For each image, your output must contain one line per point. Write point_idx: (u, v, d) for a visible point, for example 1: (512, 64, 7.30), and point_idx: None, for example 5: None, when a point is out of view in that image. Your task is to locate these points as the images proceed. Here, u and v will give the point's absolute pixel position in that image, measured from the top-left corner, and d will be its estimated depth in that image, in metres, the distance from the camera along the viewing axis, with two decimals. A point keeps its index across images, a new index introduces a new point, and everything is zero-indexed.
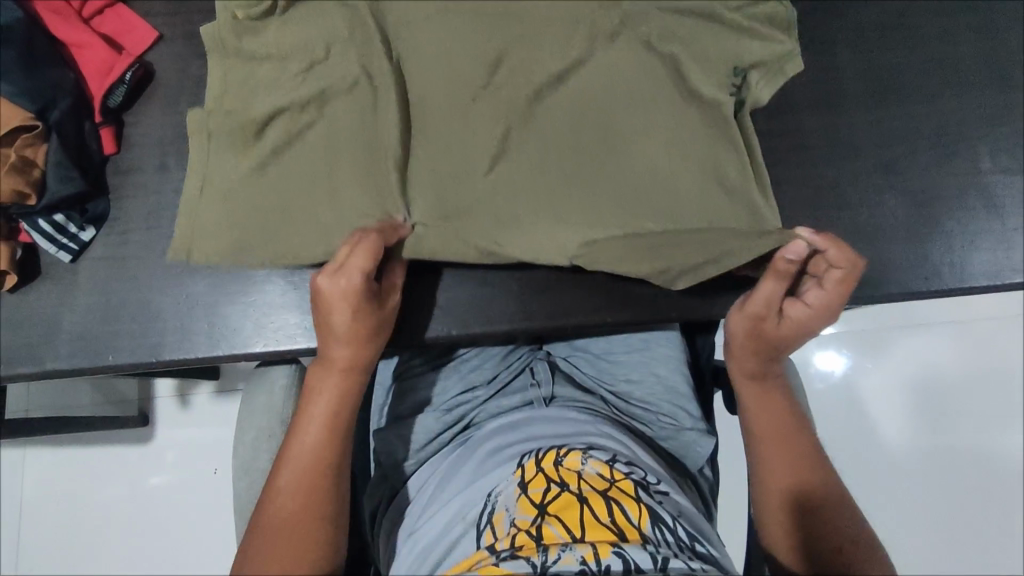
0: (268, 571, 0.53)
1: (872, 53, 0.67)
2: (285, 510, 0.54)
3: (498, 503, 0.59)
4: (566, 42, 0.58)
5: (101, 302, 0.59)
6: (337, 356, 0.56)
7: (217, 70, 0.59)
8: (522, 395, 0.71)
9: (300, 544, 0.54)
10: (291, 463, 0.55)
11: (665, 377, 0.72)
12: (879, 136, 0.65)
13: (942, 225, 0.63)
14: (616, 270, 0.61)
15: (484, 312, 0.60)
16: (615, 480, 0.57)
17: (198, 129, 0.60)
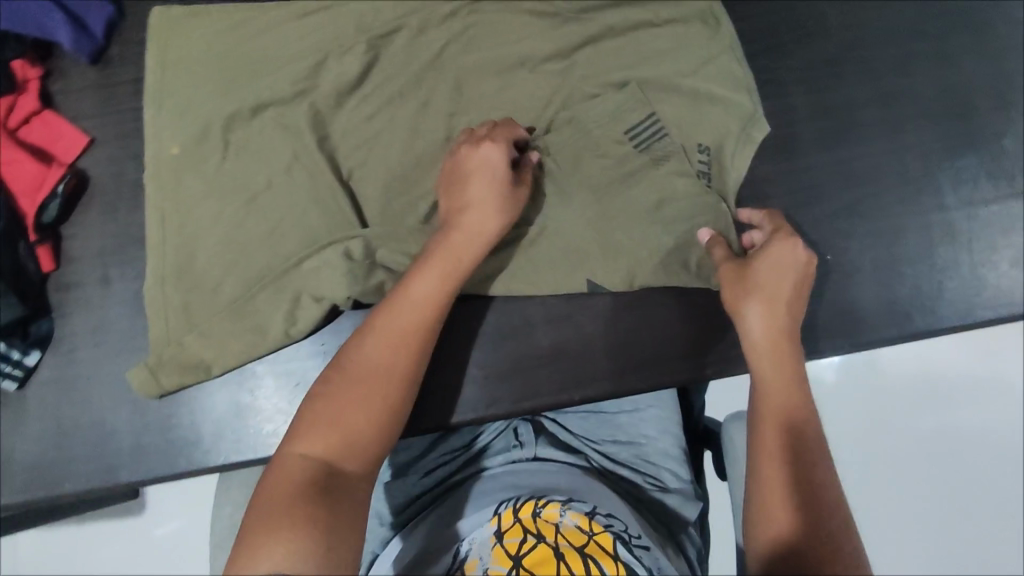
0: (327, 435, 0.46)
1: (823, 91, 0.65)
2: (347, 405, 0.47)
3: (472, 551, 0.56)
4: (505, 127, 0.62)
5: (53, 426, 0.57)
6: (467, 216, 0.55)
7: (160, 184, 0.61)
8: (503, 455, 0.69)
9: (355, 443, 0.47)
10: (381, 329, 0.51)
11: (654, 440, 0.74)
12: (838, 177, 0.63)
13: (906, 266, 0.62)
14: (580, 344, 0.60)
15: (447, 400, 0.58)
16: (594, 533, 0.56)
17: (147, 239, 0.60)
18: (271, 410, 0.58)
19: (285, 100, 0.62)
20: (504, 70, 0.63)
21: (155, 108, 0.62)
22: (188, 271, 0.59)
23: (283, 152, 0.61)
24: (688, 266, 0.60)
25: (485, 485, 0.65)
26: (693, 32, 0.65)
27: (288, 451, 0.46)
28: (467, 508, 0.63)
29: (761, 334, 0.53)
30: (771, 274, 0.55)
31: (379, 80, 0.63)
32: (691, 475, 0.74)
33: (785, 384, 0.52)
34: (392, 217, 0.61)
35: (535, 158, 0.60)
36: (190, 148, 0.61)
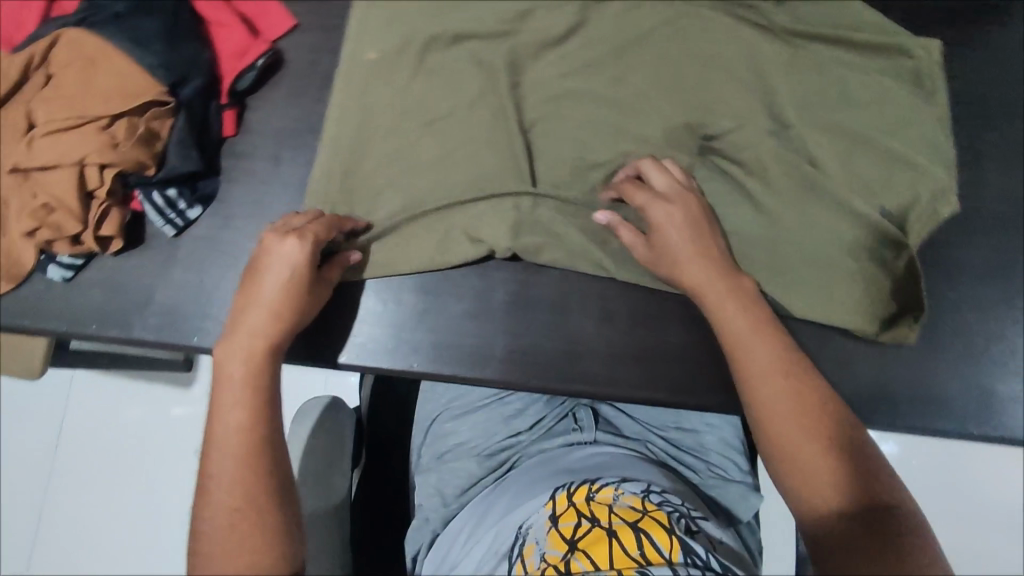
0: (230, 486, 0.46)
1: (1017, 175, 0.63)
2: (224, 491, 0.46)
3: (529, 535, 0.56)
4: (693, 118, 0.62)
5: (195, 281, 0.59)
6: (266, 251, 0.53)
7: (350, 83, 0.62)
8: (563, 438, 0.70)
9: (247, 483, 0.46)
10: (224, 407, 0.48)
11: (715, 432, 0.73)
12: (1007, 264, 0.62)
13: None
14: (710, 353, 0.59)
15: (567, 370, 0.58)
16: (647, 512, 0.54)
17: (325, 131, 0.61)
18: (388, 333, 0.59)
19: (488, 36, 0.63)
20: (705, 66, 0.63)
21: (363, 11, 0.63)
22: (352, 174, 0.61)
23: (473, 86, 0.62)
24: (849, 309, 0.58)
25: (540, 470, 0.66)
26: (902, 83, 0.63)
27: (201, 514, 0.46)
28: (527, 491, 0.63)
29: (759, 364, 0.50)
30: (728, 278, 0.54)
31: (582, 43, 0.63)
32: (752, 469, 0.74)
33: (817, 453, 0.46)
34: (561, 176, 0.61)
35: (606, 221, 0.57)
36: (385, 58, 0.62)
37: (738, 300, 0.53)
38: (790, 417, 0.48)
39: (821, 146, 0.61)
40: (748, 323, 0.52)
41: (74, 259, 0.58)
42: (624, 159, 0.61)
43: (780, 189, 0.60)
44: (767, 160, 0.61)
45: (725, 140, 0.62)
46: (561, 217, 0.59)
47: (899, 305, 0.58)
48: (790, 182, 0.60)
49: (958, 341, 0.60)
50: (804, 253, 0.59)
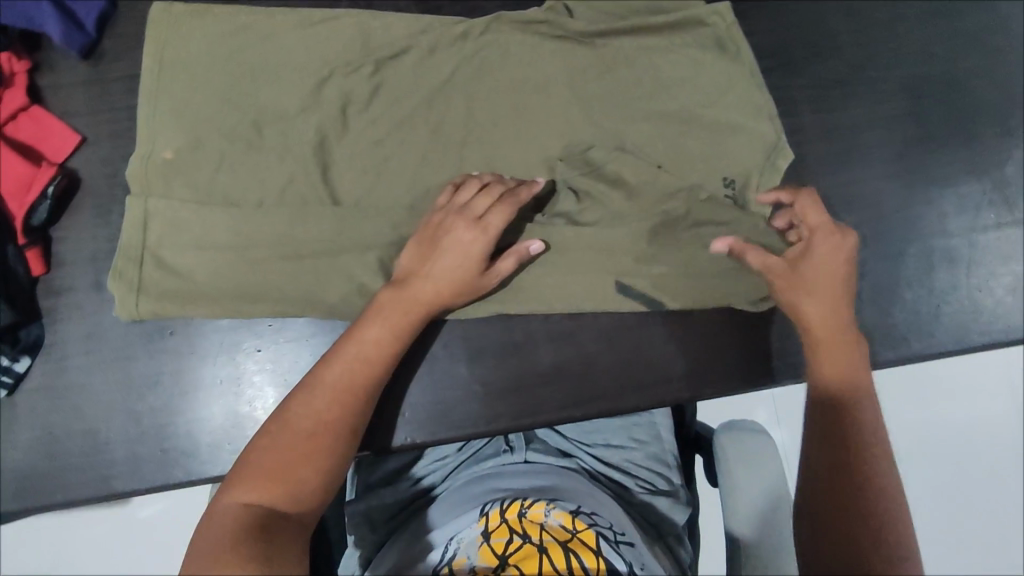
0: (269, 484, 0.46)
1: (828, 110, 0.65)
2: (254, 485, 0.46)
3: (460, 548, 0.58)
4: (511, 138, 0.62)
5: (45, 434, 0.56)
6: (415, 287, 0.55)
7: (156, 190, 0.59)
8: (493, 460, 0.70)
9: (289, 485, 0.46)
10: (316, 393, 0.50)
11: (646, 445, 0.74)
12: (843, 201, 0.64)
13: (905, 291, 0.62)
14: (584, 363, 0.59)
15: (450, 418, 0.58)
16: (577, 530, 0.57)
17: (139, 243, 0.58)
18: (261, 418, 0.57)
19: (290, 106, 0.61)
20: (512, 82, 0.63)
21: (152, 110, 0.60)
22: (184, 284, 0.58)
23: (288, 163, 0.60)
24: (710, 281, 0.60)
25: (471, 488, 0.65)
26: (707, 53, 0.64)
27: (227, 498, 0.45)
28: (456, 509, 0.63)
29: (824, 288, 0.56)
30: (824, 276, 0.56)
31: (389, 90, 0.62)
32: (683, 483, 0.74)
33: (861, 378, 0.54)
34: (397, 228, 0.60)
35: (533, 250, 0.57)
36: (183, 156, 0.60)
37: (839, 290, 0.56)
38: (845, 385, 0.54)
39: (639, 133, 0.62)
40: (831, 298, 0.56)
41: None
42: None
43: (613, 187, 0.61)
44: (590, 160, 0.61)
45: (551, 152, 0.62)
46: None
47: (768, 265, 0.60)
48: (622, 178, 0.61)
49: None
50: (649, 239, 0.60)
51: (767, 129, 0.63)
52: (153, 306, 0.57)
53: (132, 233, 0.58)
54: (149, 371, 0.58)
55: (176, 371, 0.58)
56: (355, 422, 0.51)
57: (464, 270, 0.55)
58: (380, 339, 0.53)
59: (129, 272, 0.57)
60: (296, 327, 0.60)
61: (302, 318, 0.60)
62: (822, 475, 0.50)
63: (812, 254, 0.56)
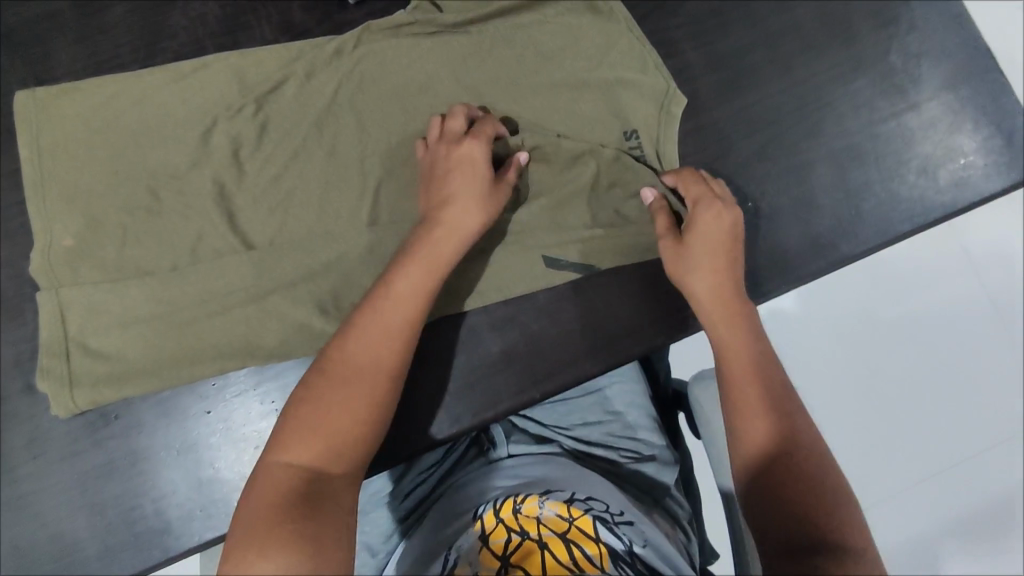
0: (315, 441, 0.46)
1: (709, 43, 0.66)
2: (299, 443, 0.46)
3: (460, 557, 0.56)
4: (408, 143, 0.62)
5: (12, 548, 0.55)
6: (439, 225, 0.54)
7: (65, 278, 0.58)
8: (477, 461, 0.69)
9: (338, 443, 0.47)
10: (353, 341, 0.50)
11: (622, 415, 0.74)
12: (744, 125, 0.65)
13: (822, 199, 0.63)
14: (529, 345, 0.60)
15: (408, 427, 0.57)
16: (574, 518, 0.56)
17: (61, 336, 0.57)
18: (228, 478, 0.57)
19: (180, 165, 0.60)
20: (396, 89, 0.62)
21: (40, 199, 0.58)
22: (117, 367, 0.57)
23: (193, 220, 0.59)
24: (633, 234, 0.61)
25: (460, 495, 0.64)
26: (579, 16, 0.65)
27: (277, 454, 0.46)
28: (445, 520, 0.62)
29: (701, 220, 0.57)
30: (709, 240, 0.56)
31: (277, 126, 0.61)
32: (667, 441, 0.74)
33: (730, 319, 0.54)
34: (315, 258, 0.59)
35: (523, 159, 0.59)
36: (84, 239, 0.58)
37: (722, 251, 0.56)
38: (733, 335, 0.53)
39: (532, 108, 0.63)
40: (717, 229, 0.57)
41: None
42: (363, 214, 0.60)
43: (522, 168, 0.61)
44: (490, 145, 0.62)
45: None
46: (336, 301, 0.59)
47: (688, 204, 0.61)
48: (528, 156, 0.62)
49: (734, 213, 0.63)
50: (562, 211, 0.61)
51: (652, 77, 0.64)
52: (87, 395, 0.56)
53: (51, 329, 0.57)
54: (102, 459, 0.57)
55: (131, 454, 0.57)
56: (399, 367, 0.50)
57: (478, 172, 0.56)
58: (413, 297, 0.52)
59: (56, 368, 0.56)
60: (238, 384, 0.59)
61: (244, 370, 0.59)
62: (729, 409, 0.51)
63: (699, 218, 0.57)
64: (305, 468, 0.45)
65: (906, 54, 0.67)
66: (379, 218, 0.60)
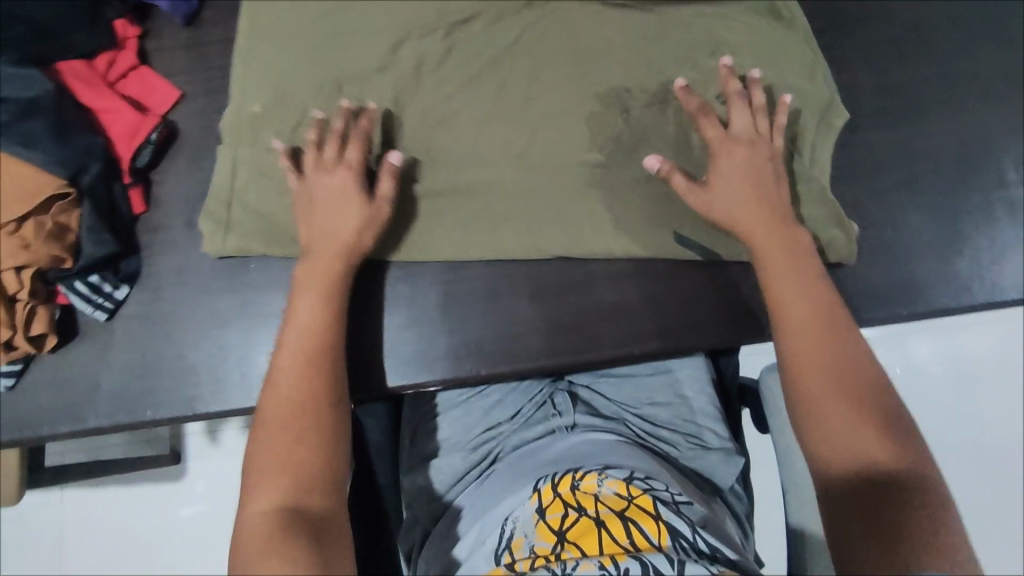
0: (278, 479, 0.49)
1: (882, 69, 0.67)
2: (271, 457, 0.50)
3: (517, 529, 0.56)
4: (574, 95, 0.65)
5: (137, 357, 0.60)
6: (342, 224, 0.58)
7: (246, 139, 0.64)
8: (542, 426, 0.69)
9: (286, 464, 0.49)
10: (280, 370, 0.53)
11: (690, 400, 0.73)
12: (897, 154, 0.65)
13: (965, 241, 0.63)
14: (642, 304, 0.61)
15: (512, 351, 0.60)
16: (634, 497, 0.55)
17: (229, 188, 0.63)
18: None
19: (368, 65, 0.66)
20: (577, 45, 0.66)
21: (244, 67, 0.65)
22: (269, 226, 0.62)
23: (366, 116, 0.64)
24: None
25: (524, 459, 0.65)
26: (761, 18, 0.67)
27: (249, 511, 0.48)
28: (512, 482, 0.62)
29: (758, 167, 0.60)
30: (772, 189, 0.59)
31: (459, 52, 0.66)
32: (730, 432, 0.73)
33: (808, 310, 0.54)
34: (464, 175, 0.63)
35: (395, 160, 0.59)
36: (271, 112, 0.64)
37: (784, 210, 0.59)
38: (819, 331, 0.53)
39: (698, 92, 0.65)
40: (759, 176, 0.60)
41: (11, 366, 0.58)
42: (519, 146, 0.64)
43: (676, 144, 0.64)
44: (651, 114, 0.64)
45: (614, 108, 0.64)
46: (473, 218, 0.62)
47: (836, 210, 0.62)
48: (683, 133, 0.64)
49: (873, 232, 0.63)
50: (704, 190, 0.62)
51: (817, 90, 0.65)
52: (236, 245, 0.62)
53: (224, 178, 0.63)
54: (234, 303, 0.62)
55: (258, 305, 0.62)
56: (326, 368, 0.54)
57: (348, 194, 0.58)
58: (294, 383, 0.53)
59: (216, 213, 0.62)
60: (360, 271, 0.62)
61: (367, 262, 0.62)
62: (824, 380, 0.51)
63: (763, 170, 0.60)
64: (283, 504, 0.48)
65: None
66: (530, 153, 0.64)
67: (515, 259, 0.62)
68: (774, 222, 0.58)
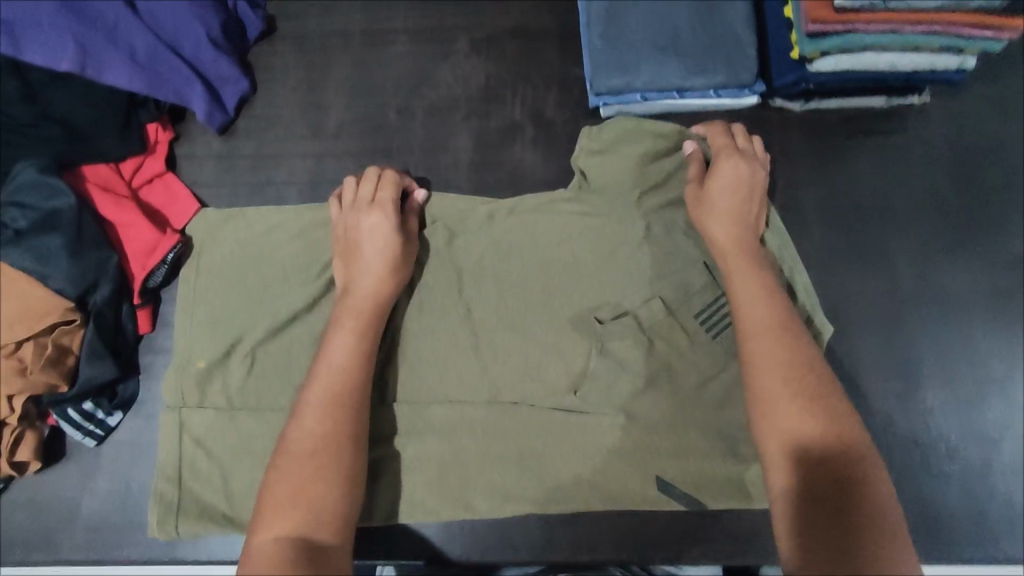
0: (292, 513, 0.45)
1: (930, 276, 0.64)
2: (280, 502, 0.46)
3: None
4: (599, 267, 0.62)
5: (121, 487, 0.58)
6: (360, 289, 0.56)
7: (252, 272, 0.61)
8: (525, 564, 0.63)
9: (308, 511, 0.46)
10: (304, 406, 0.51)
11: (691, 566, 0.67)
12: (936, 372, 0.62)
13: (996, 477, 0.60)
14: (649, 503, 0.58)
15: (508, 536, 0.59)
16: None
17: (224, 321, 0.60)
18: None
19: (324, 250, 0.61)
20: (610, 217, 0.63)
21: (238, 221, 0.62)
22: (254, 372, 0.58)
23: (324, 313, 0.60)
24: None
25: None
26: (806, 208, 0.65)
27: (260, 538, 0.45)
28: None
29: (725, 172, 0.59)
30: (728, 184, 0.59)
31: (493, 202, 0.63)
32: None
33: (768, 349, 0.50)
34: (477, 338, 0.61)
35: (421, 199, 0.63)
36: (282, 253, 0.61)
37: (742, 214, 0.58)
38: (784, 392, 0.47)
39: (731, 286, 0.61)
40: (728, 182, 0.59)
41: None
42: (540, 310, 0.61)
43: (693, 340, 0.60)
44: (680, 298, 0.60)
45: (585, 338, 0.60)
46: (479, 384, 0.60)
47: None
48: (662, 364, 0.58)
49: (899, 453, 0.60)
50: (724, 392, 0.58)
51: (848, 294, 0.64)
52: (219, 384, 0.58)
53: (200, 345, 0.59)
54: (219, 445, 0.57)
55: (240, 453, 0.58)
56: (345, 391, 0.51)
57: (389, 239, 0.58)
58: (322, 433, 0.49)
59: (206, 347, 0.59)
60: None
61: None
62: (781, 391, 0.47)
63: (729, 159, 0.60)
64: (291, 537, 0.44)
65: None
66: (552, 319, 0.61)
67: (510, 452, 0.58)
68: (725, 216, 0.58)
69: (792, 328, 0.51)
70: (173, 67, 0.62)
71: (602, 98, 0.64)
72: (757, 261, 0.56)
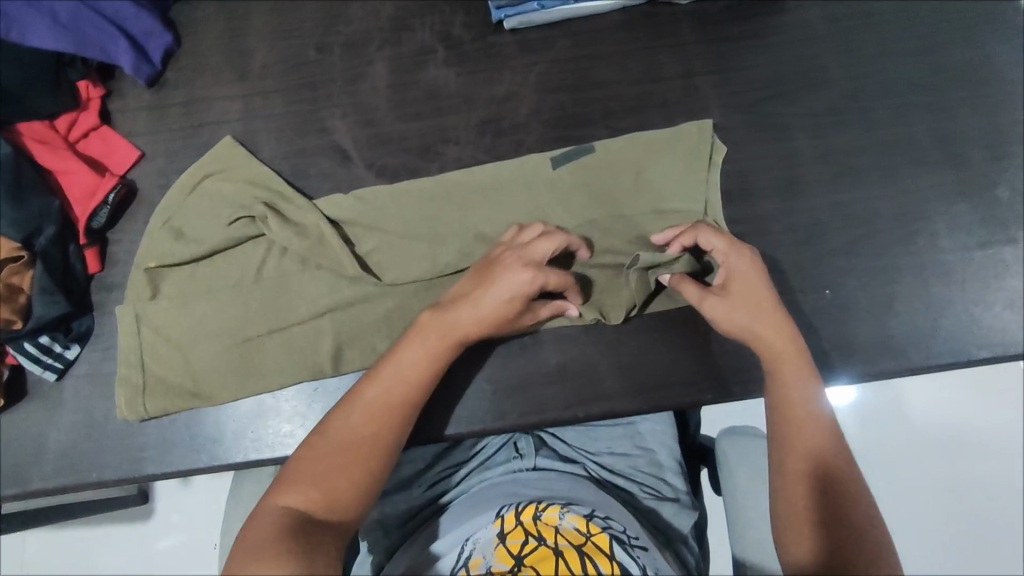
0: (309, 490, 0.50)
1: (822, 136, 0.69)
2: (319, 477, 0.50)
3: (475, 549, 0.55)
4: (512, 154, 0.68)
5: (84, 417, 0.60)
6: (459, 315, 0.56)
7: (192, 195, 0.66)
8: (501, 467, 0.66)
9: (326, 493, 0.50)
10: (354, 401, 0.54)
11: (652, 452, 0.72)
12: (839, 218, 0.67)
13: (901, 305, 0.64)
14: (586, 366, 0.62)
15: (458, 414, 0.61)
16: (591, 533, 0.54)
17: (169, 240, 0.64)
18: (275, 429, 0.60)
19: (257, 169, 0.66)
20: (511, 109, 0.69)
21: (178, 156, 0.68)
22: (204, 280, 0.63)
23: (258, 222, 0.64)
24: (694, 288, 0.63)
25: (489, 492, 0.63)
26: (705, 88, 0.70)
27: (273, 505, 0.50)
28: (479, 507, 0.61)
29: (740, 274, 0.58)
30: (738, 285, 0.58)
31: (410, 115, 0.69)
32: (688, 487, 0.72)
33: (799, 380, 0.56)
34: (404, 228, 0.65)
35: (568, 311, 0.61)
36: (219, 175, 0.66)
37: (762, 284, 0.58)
38: (809, 420, 0.55)
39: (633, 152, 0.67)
40: (746, 269, 0.58)
41: None
42: (461, 197, 0.65)
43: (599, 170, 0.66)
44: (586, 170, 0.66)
45: (502, 186, 0.66)
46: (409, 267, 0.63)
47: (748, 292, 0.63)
48: (569, 197, 0.65)
49: (811, 295, 0.65)
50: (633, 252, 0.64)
51: (750, 160, 0.68)
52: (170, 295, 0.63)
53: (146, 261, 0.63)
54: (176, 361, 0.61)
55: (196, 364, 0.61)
56: (407, 390, 0.54)
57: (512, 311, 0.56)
58: (365, 428, 0.53)
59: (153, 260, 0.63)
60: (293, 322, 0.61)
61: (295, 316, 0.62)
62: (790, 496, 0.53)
63: (739, 280, 0.58)
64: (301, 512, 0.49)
65: (1014, 190, 0.67)
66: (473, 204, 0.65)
67: None
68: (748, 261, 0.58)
69: (832, 445, 0.54)
70: (96, 25, 0.66)
71: (503, 11, 0.69)
72: (773, 336, 0.56)
